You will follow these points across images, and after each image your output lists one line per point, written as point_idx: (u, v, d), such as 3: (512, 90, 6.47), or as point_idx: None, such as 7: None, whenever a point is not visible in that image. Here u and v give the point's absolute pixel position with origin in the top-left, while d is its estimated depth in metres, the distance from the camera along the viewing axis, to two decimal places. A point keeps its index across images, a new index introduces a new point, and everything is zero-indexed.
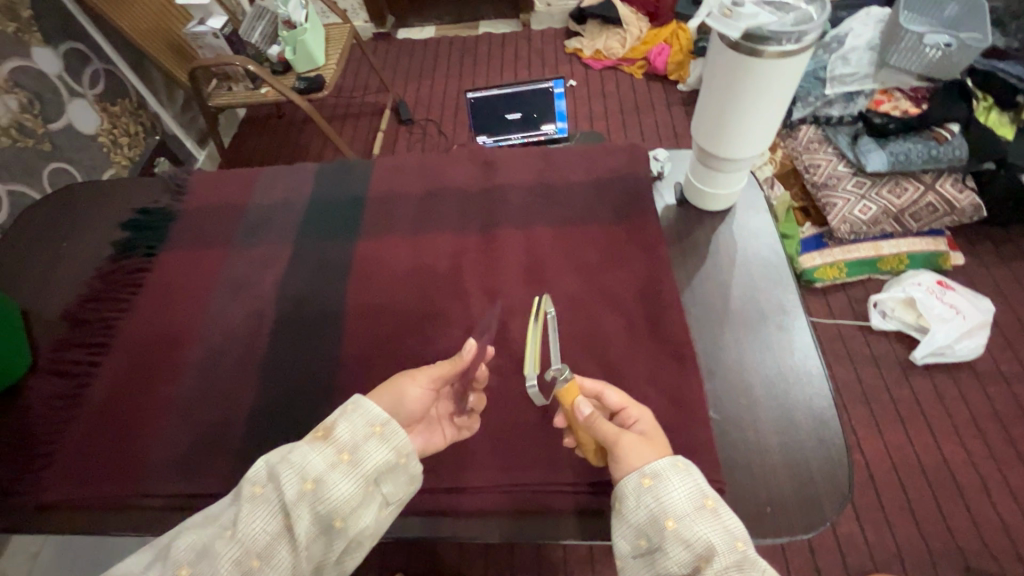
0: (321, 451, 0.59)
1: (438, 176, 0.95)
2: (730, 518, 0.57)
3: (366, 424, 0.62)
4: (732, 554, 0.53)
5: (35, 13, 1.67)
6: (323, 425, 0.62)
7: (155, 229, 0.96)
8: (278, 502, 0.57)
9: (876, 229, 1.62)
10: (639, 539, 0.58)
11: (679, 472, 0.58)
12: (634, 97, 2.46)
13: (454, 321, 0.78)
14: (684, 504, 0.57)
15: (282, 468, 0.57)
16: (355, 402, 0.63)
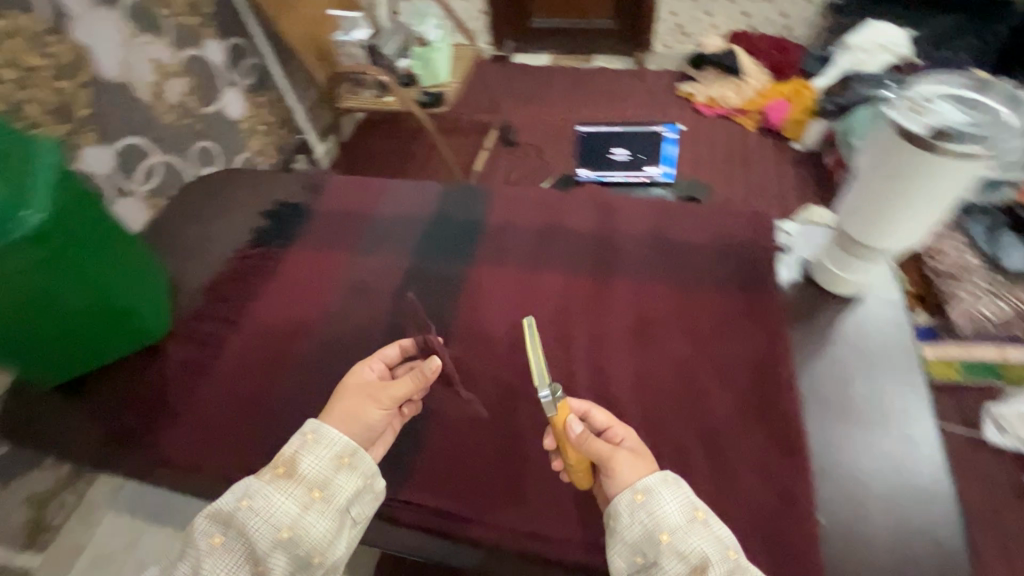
0: (289, 491, 0.65)
1: (554, 215, 0.97)
2: (719, 527, 0.63)
3: (331, 458, 0.68)
4: (725, 562, 0.59)
5: (214, 11, 1.90)
6: (282, 462, 0.67)
7: (290, 223, 1.05)
8: (246, 551, 0.63)
9: (1004, 330, 1.45)
10: (637, 557, 0.62)
11: (668, 484, 0.64)
12: (743, 149, 2.40)
13: (554, 362, 0.79)
14: (677, 517, 0.62)
15: (242, 515, 0.63)
16: (312, 431, 0.69)
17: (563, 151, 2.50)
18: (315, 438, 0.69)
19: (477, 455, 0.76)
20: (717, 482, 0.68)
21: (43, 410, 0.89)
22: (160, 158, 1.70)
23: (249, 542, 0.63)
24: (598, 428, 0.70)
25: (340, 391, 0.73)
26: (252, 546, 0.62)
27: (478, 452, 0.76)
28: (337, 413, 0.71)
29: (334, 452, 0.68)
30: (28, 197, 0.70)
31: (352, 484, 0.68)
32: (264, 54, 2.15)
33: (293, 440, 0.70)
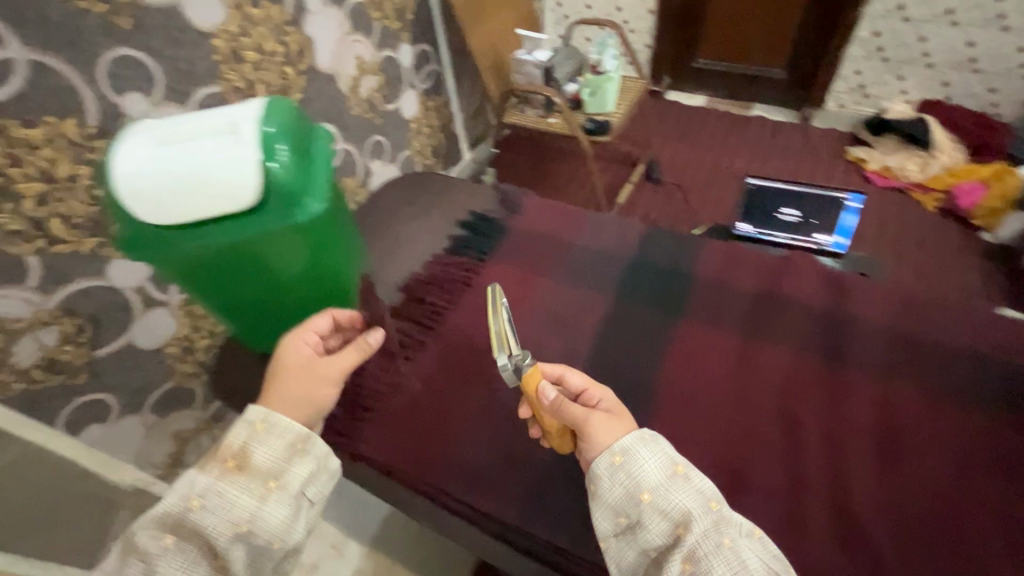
0: (245, 484, 0.69)
1: (777, 283, 0.90)
2: (695, 480, 0.68)
3: (280, 449, 0.72)
4: (709, 513, 0.65)
5: (413, 18, 2.02)
6: (233, 457, 0.70)
7: (488, 237, 1.04)
8: (209, 542, 0.67)
9: None
10: (626, 519, 0.67)
11: (645, 444, 0.69)
12: (919, 229, 2.15)
13: (784, 451, 0.75)
14: (655, 475, 0.67)
15: (200, 515, 0.67)
16: (260, 418, 0.73)
17: (711, 199, 2.38)
18: (270, 419, 0.73)
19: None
20: None
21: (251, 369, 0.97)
22: (342, 146, 1.81)
23: (209, 533, 0.66)
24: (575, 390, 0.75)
25: (290, 371, 0.78)
26: (212, 539, 0.66)
27: None
28: (291, 392, 0.76)
29: (284, 439, 0.72)
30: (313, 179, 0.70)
31: (303, 467, 0.72)
32: (442, 61, 2.25)
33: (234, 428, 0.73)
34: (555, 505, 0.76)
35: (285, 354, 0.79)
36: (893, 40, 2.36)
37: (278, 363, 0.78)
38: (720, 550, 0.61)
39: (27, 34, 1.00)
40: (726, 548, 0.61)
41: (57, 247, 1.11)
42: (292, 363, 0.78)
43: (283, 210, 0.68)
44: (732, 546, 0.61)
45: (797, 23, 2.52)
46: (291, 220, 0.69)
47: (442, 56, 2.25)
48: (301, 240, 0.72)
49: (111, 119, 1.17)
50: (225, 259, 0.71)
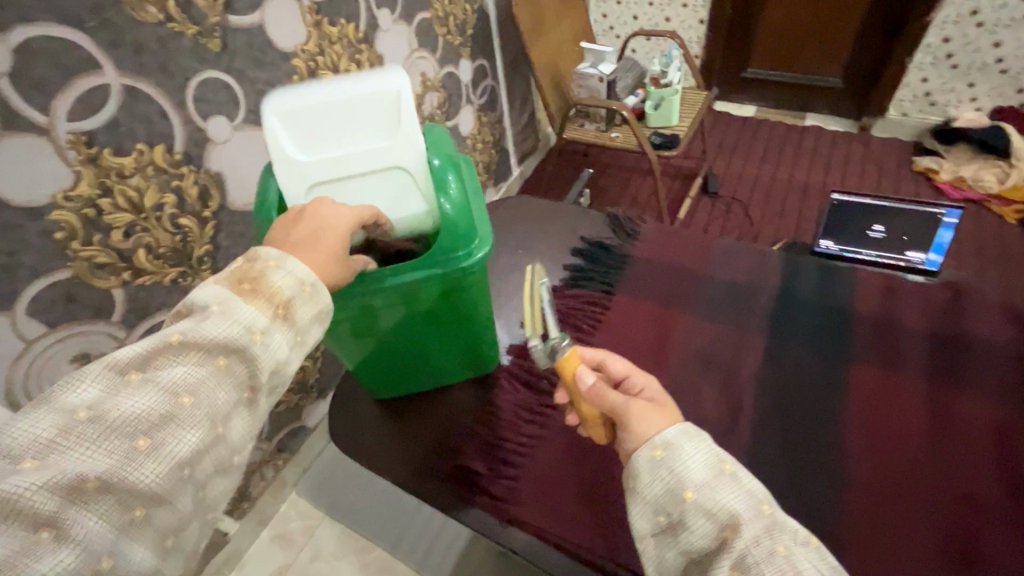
0: (293, 335, 0.52)
1: (951, 319, 0.80)
2: (748, 480, 0.49)
3: (317, 318, 0.55)
4: (760, 517, 0.46)
5: (473, 33, 1.95)
6: (281, 302, 0.52)
7: (612, 268, 0.97)
8: (247, 375, 0.48)
9: None
10: (659, 512, 0.50)
11: (695, 439, 0.51)
12: (1003, 242, 2.03)
13: (1007, 512, 0.63)
14: (702, 471, 0.49)
15: (256, 352, 0.49)
16: (309, 277, 0.54)
17: (775, 211, 2.29)
18: (314, 291, 0.54)
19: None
20: None
21: (368, 426, 0.86)
22: None
23: (250, 376, 0.48)
24: (616, 378, 0.61)
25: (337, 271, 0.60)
26: (253, 383, 0.49)
27: None
28: (320, 262, 0.56)
29: (315, 311, 0.54)
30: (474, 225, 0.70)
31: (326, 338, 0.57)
32: (498, 76, 2.17)
33: (261, 263, 0.53)
34: None
35: (333, 215, 0.59)
36: (963, 45, 2.21)
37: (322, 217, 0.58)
38: (774, 561, 0.43)
39: (121, 56, 0.83)
40: (780, 555, 0.43)
41: (142, 279, 0.94)
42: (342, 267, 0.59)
43: (447, 254, 0.68)
44: (793, 554, 0.44)
45: (857, 31, 2.42)
46: (452, 266, 0.68)
47: (497, 71, 2.17)
48: (456, 287, 0.72)
49: (198, 145, 0.97)
50: (384, 310, 0.72)
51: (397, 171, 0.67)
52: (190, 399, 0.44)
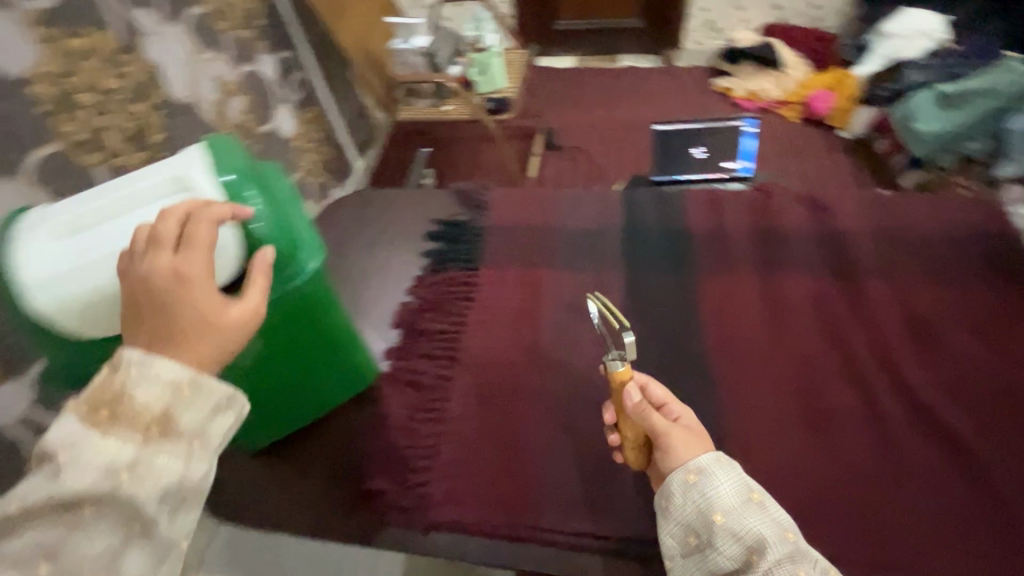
0: (182, 451, 0.45)
1: (765, 217, 0.91)
2: (774, 511, 0.56)
3: (213, 412, 0.46)
4: (782, 544, 0.53)
5: (264, 24, 1.71)
6: (154, 421, 0.44)
7: (471, 244, 0.95)
8: (123, 515, 0.43)
9: None
10: (692, 533, 0.57)
11: (726, 468, 0.58)
12: (791, 139, 2.38)
13: (835, 367, 0.73)
14: (730, 497, 0.56)
15: (129, 488, 0.43)
16: (183, 374, 0.45)
17: (614, 153, 2.44)
18: (197, 384, 0.45)
19: (816, 479, 0.65)
20: None
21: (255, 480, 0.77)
22: None
23: (133, 513, 0.43)
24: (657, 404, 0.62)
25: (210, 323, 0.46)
26: (138, 519, 0.44)
27: None
28: (201, 346, 0.46)
29: (212, 403, 0.46)
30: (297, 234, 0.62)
31: (237, 427, 0.49)
32: (305, 66, 1.88)
33: (121, 373, 0.44)
34: None
35: (175, 271, 0.46)
36: None
37: (163, 287, 0.46)
38: None
39: None
40: None
41: None
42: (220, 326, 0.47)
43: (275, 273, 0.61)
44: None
45: None
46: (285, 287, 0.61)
47: (302, 61, 1.87)
48: (298, 307, 0.65)
49: None
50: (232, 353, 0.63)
51: (178, 200, 0.56)
52: (54, 563, 0.42)
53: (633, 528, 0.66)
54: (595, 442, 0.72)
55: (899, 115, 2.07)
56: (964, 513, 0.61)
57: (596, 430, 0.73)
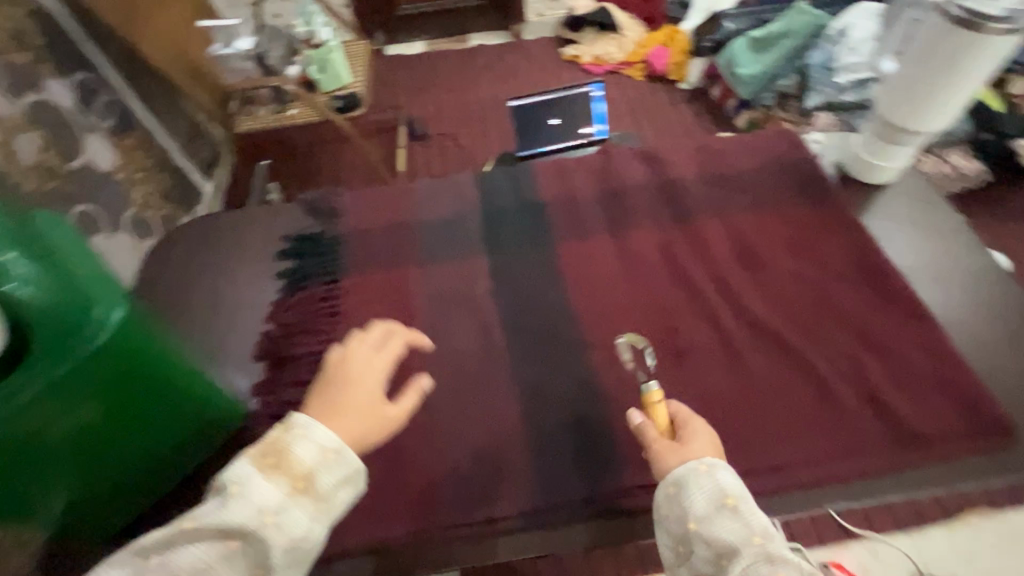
0: (316, 509, 0.52)
1: (609, 178, 0.95)
2: (755, 516, 0.55)
3: (344, 483, 0.55)
4: (751, 548, 0.52)
5: (46, 39, 1.37)
6: (301, 477, 0.52)
7: (325, 254, 0.89)
8: (252, 556, 0.49)
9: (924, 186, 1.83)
10: (682, 546, 0.57)
11: (705, 476, 0.57)
12: (640, 98, 2.54)
13: (687, 306, 0.79)
14: (703, 505, 0.56)
15: (268, 533, 0.50)
16: (334, 443, 0.54)
17: (480, 134, 2.44)
18: (341, 453, 0.54)
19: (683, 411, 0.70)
20: (880, 365, 0.71)
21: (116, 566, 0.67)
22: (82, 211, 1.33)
23: (261, 557, 0.49)
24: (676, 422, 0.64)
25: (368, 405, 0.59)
26: (264, 561, 0.50)
27: None
28: (352, 419, 0.57)
29: (344, 475, 0.54)
30: (81, 288, 0.54)
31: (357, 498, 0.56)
32: (116, 85, 1.58)
33: (291, 433, 0.54)
34: (556, 460, 0.69)
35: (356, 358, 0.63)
36: None
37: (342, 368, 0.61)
38: None
39: None
40: None
41: None
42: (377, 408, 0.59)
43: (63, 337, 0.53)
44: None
45: None
46: (83, 347, 0.53)
47: (109, 78, 1.56)
48: (116, 363, 0.55)
49: None
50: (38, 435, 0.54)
51: None
52: None
53: (533, 501, 0.66)
54: (485, 427, 0.72)
55: (726, 61, 2.26)
56: (802, 408, 0.69)
57: (484, 414, 0.73)
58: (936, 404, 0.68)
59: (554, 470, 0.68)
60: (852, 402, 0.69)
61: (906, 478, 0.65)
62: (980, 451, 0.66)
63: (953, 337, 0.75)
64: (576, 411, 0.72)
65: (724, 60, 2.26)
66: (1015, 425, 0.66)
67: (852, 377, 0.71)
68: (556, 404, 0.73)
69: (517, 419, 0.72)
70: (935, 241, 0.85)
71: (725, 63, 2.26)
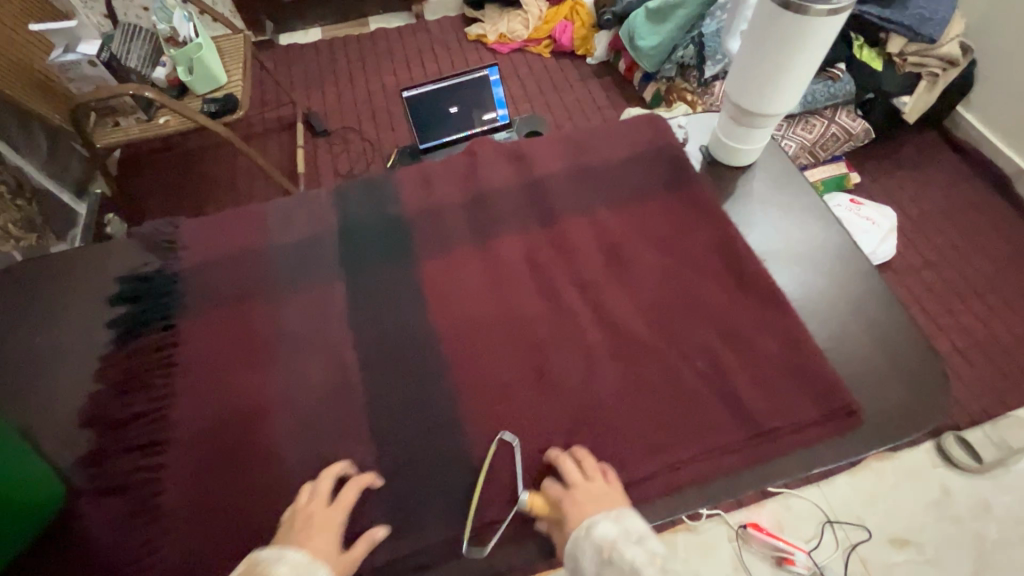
0: None
1: (473, 182, 0.91)
2: (629, 553, 0.57)
3: None
4: None
5: None
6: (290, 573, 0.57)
7: (164, 296, 0.81)
8: None
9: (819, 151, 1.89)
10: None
11: (584, 537, 0.60)
12: (548, 76, 2.49)
13: (551, 317, 0.76)
14: (590, 566, 0.58)
15: None
16: (304, 558, 0.58)
17: (386, 125, 2.33)
18: (310, 567, 0.58)
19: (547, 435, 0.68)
20: (735, 360, 0.72)
21: None
22: None
23: None
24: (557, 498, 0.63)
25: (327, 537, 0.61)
26: None
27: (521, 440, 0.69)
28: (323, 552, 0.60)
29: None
30: None
31: None
32: None
33: (268, 551, 0.59)
34: (416, 500, 0.65)
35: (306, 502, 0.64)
36: None
37: (299, 512, 0.63)
38: None
39: None
40: None
41: None
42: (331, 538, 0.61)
43: None
44: None
45: None
46: None
47: None
48: None
49: None
50: None
51: None
52: None
53: (392, 548, 0.63)
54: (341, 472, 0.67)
55: (625, 33, 2.23)
56: (663, 413, 0.69)
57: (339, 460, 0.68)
58: (788, 395, 0.69)
59: (413, 510, 0.65)
60: (709, 401, 0.69)
61: (760, 472, 0.67)
62: (827, 437, 0.68)
63: (808, 323, 0.76)
64: (436, 443, 0.68)
65: (625, 32, 2.22)
66: (859, 408, 0.68)
67: (710, 376, 0.71)
68: (415, 436, 0.69)
69: (373, 460, 0.68)
70: (795, 222, 0.86)
71: (625, 36, 2.23)
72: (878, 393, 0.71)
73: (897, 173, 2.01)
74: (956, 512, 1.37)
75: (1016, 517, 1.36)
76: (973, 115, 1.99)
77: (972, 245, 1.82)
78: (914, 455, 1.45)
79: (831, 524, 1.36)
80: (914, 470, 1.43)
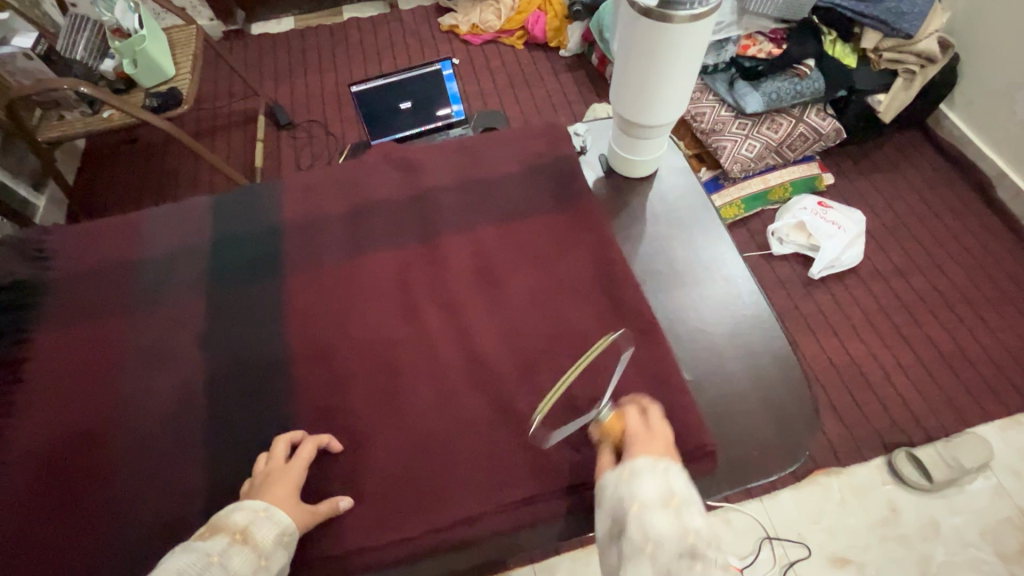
0: (256, 563, 0.56)
1: (355, 193, 0.87)
2: (692, 519, 0.51)
3: (281, 542, 0.58)
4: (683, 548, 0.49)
5: None
6: (238, 532, 0.57)
7: (24, 308, 0.79)
8: None
9: (786, 151, 1.78)
10: (614, 519, 0.54)
11: (659, 471, 0.54)
12: (520, 69, 2.42)
13: (409, 342, 0.73)
14: (647, 490, 0.53)
15: None
16: (262, 504, 0.59)
17: (349, 118, 2.28)
18: (270, 511, 0.59)
19: (383, 466, 0.65)
20: (592, 393, 0.68)
21: None
22: None
23: None
24: (642, 427, 0.60)
25: (287, 483, 0.61)
26: None
27: (358, 472, 0.65)
28: (282, 498, 0.60)
29: (275, 533, 0.58)
30: None
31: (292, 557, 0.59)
32: None
33: (235, 504, 0.60)
34: None
35: (274, 448, 0.65)
36: None
37: (265, 459, 0.64)
38: None
39: None
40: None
41: None
42: (292, 480, 0.62)
43: None
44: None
45: None
46: None
47: None
48: None
49: None
50: None
51: None
52: None
53: None
54: (167, 500, 0.65)
55: (594, 27, 2.15)
56: (505, 447, 0.66)
57: (167, 490, 0.65)
58: None
59: None
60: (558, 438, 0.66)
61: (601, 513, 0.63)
62: None
63: (679, 353, 0.72)
64: None
65: (594, 26, 2.15)
66: (715, 450, 0.65)
67: (563, 409, 0.68)
68: (251, 465, 0.66)
69: (203, 490, 0.65)
70: (686, 241, 0.82)
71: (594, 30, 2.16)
72: (742, 433, 0.67)
73: (872, 174, 1.90)
74: (902, 531, 1.29)
75: (965, 538, 1.28)
76: (955, 115, 1.88)
77: (946, 252, 1.71)
78: (863, 471, 1.38)
79: (770, 540, 1.29)
80: (862, 486, 1.35)
